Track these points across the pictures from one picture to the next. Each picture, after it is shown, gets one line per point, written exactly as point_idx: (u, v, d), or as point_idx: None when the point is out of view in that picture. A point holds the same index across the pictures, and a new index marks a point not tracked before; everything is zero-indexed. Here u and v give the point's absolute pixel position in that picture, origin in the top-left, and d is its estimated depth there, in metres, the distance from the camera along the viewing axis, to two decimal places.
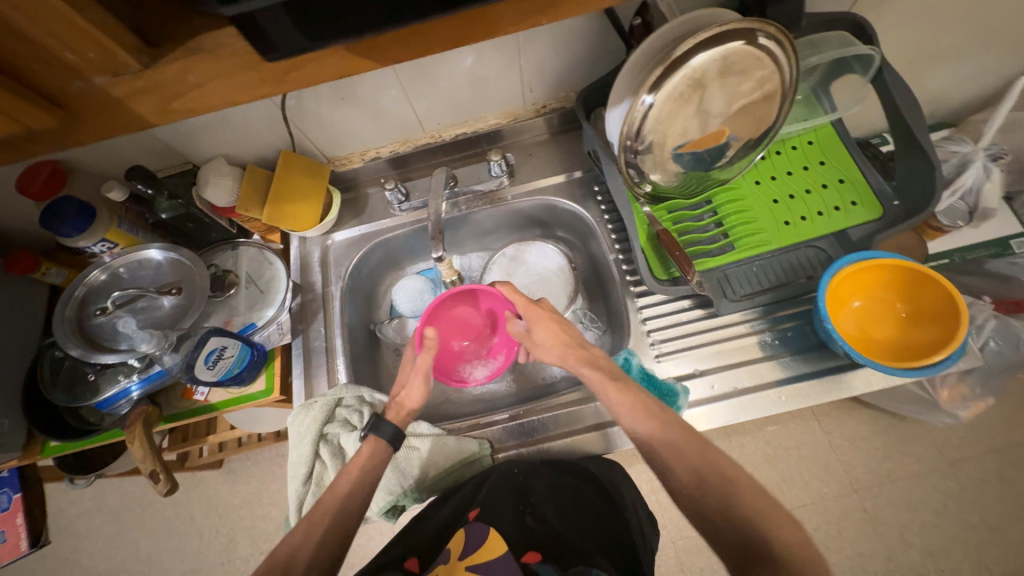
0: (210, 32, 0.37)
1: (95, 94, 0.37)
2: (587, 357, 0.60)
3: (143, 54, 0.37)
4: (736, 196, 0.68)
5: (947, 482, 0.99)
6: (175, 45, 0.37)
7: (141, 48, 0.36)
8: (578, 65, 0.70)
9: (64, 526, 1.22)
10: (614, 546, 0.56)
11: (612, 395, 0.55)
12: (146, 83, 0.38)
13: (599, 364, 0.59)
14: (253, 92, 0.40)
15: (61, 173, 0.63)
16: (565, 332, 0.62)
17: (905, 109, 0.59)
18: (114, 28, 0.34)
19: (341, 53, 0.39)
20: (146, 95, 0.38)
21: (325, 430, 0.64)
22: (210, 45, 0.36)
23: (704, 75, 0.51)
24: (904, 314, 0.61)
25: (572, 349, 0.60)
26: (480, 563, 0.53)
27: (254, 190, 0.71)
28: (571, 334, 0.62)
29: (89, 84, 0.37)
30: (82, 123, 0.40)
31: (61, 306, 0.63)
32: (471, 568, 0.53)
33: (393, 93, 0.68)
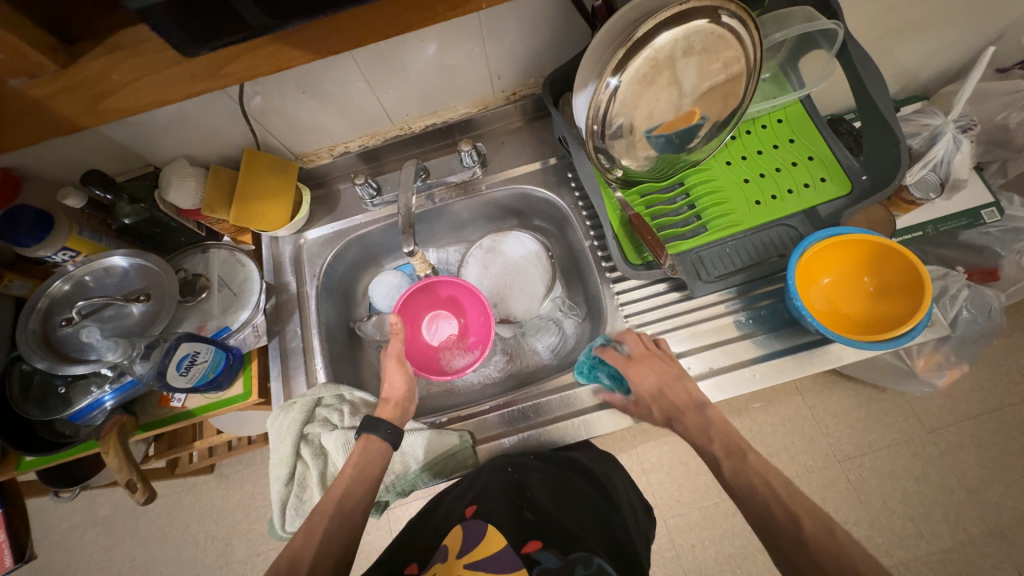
0: (129, 29, 0.39)
1: (15, 95, 0.38)
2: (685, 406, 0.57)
3: (60, 53, 0.38)
4: (708, 177, 0.68)
5: (927, 449, 1.02)
6: (96, 41, 0.39)
7: (57, 48, 0.38)
8: (545, 50, 0.69)
9: (56, 540, 1.21)
10: (604, 529, 0.60)
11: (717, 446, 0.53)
12: (69, 81, 0.38)
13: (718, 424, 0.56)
14: (182, 89, 0.40)
15: (14, 180, 0.61)
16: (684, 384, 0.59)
17: (870, 83, 0.59)
18: (24, 28, 0.35)
19: (275, 43, 0.38)
20: (70, 94, 0.39)
21: (305, 430, 0.64)
22: (130, 41, 0.38)
23: (667, 55, 0.50)
24: (872, 287, 0.61)
25: (690, 407, 0.57)
26: (481, 559, 0.55)
27: (219, 190, 0.69)
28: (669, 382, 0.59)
29: (6, 86, 0.38)
30: (8, 128, 0.39)
31: (23, 319, 0.61)
32: (471, 565, 0.55)
33: (358, 86, 0.66)
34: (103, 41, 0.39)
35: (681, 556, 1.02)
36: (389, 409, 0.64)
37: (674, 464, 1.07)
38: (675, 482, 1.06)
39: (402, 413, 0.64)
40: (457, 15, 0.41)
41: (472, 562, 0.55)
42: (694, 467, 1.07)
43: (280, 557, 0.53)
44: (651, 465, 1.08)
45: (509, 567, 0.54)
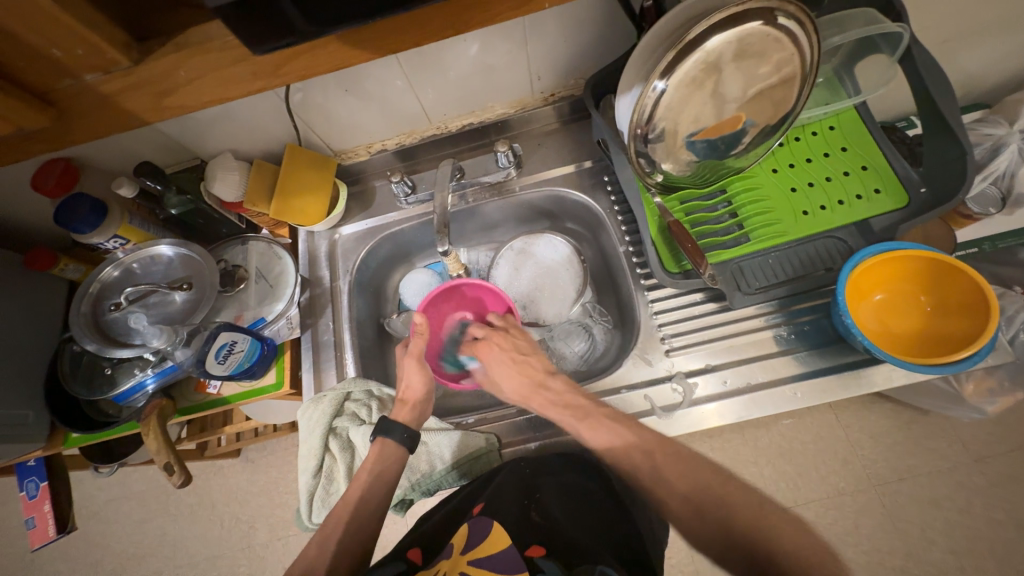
0: (199, 26, 0.39)
1: (88, 90, 0.40)
2: (548, 397, 0.58)
3: (132, 50, 0.39)
4: (752, 185, 0.66)
5: (972, 478, 0.96)
6: (163, 39, 0.40)
7: (129, 44, 0.39)
8: (589, 51, 0.68)
9: (93, 511, 1.26)
10: (622, 549, 0.53)
11: (585, 433, 0.54)
12: (136, 78, 0.40)
13: (564, 403, 0.57)
14: (246, 86, 0.41)
15: (74, 169, 0.64)
16: (530, 366, 0.61)
17: (935, 90, 0.55)
18: (102, 25, 0.37)
19: (336, 42, 0.39)
20: (137, 90, 0.40)
21: (334, 424, 0.65)
22: (197, 38, 0.39)
23: (718, 58, 0.48)
24: (930, 306, 0.58)
25: (533, 391, 0.59)
26: (484, 557, 0.49)
27: (261, 185, 0.71)
28: (530, 372, 0.61)
29: (80, 81, 0.39)
30: (76, 122, 0.42)
31: (77, 302, 0.64)
32: (474, 563, 0.49)
33: (399, 84, 0.67)
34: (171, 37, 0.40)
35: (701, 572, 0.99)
36: (406, 410, 0.63)
37: None
38: None
39: (418, 413, 0.63)
40: (513, 16, 0.41)
41: (472, 560, 0.49)
42: None
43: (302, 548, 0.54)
44: None
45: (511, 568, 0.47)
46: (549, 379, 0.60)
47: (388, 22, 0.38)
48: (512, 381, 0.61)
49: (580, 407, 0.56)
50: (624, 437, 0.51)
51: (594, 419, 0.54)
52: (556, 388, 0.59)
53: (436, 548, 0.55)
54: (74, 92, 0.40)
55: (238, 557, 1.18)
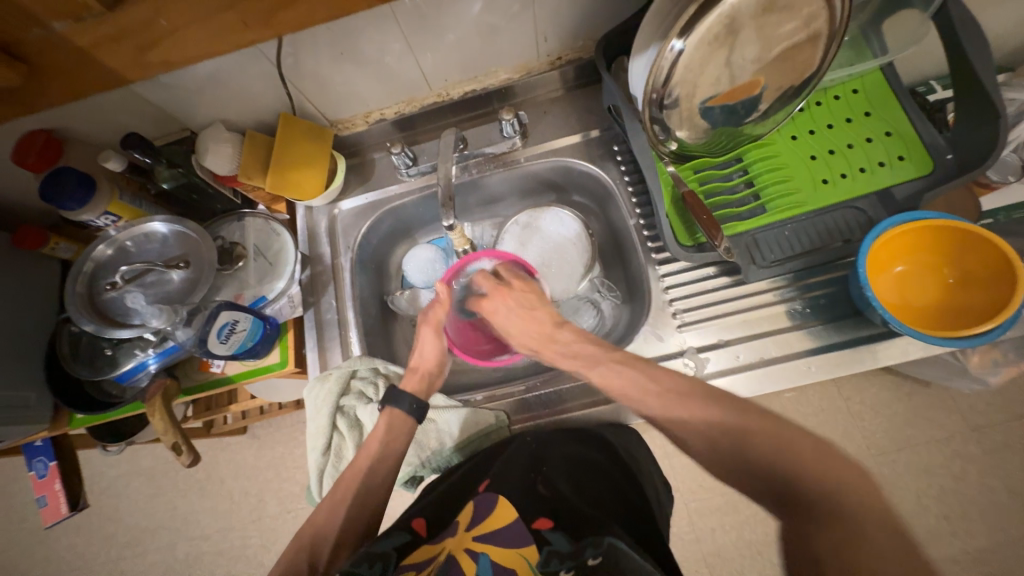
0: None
1: None
2: (559, 347, 0.56)
3: None
4: (770, 153, 0.63)
5: (970, 448, 0.97)
6: None
7: None
8: (598, 9, 0.64)
9: (104, 488, 1.28)
10: (629, 513, 0.54)
11: (592, 376, 0.52)
12: None
13: (574, 353, 0.55)
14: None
15: (56, 142, 0.61)
16: (537, 319, 0.60)
17: (971, 47, 0.52)
18: None
19: None
20: None
21: (341, 402, 0.64)
22: None
23: (742, 14, 0.45)
24: (952, 279, 0.57)
25: (543, 344, 0.58)
26: (490, 531, 0.50)
27: (255, 157, 0.68)
28: (539, 324, 0.59)
29: None
30: None
31: (71, 282, 0.62)
32: (480, 539, 0.50)
33: (396, 48, 0.63)
34: None
35: (701, 539, 1.01)
36: (415, 379, 0.63)
37: None
38: (699, 467, 1.04)
39: (428, 385, 0.63)
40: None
41: (478, 537, 0.50)
42: None
43: (310, 531, 0.53)
44: (674, 449, 1.05)
45: (518, 542, 0.49)
46: (557, 330, 0.58)
47: None
48: (522, 334, 0.60)
49: (591, 355, 0.53)
50: (636, 381, 0.48)
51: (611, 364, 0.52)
52: (567, 339, 0.57)
53: (443, 520, 0.54)
54: None
55: (248, 529, 1.21)
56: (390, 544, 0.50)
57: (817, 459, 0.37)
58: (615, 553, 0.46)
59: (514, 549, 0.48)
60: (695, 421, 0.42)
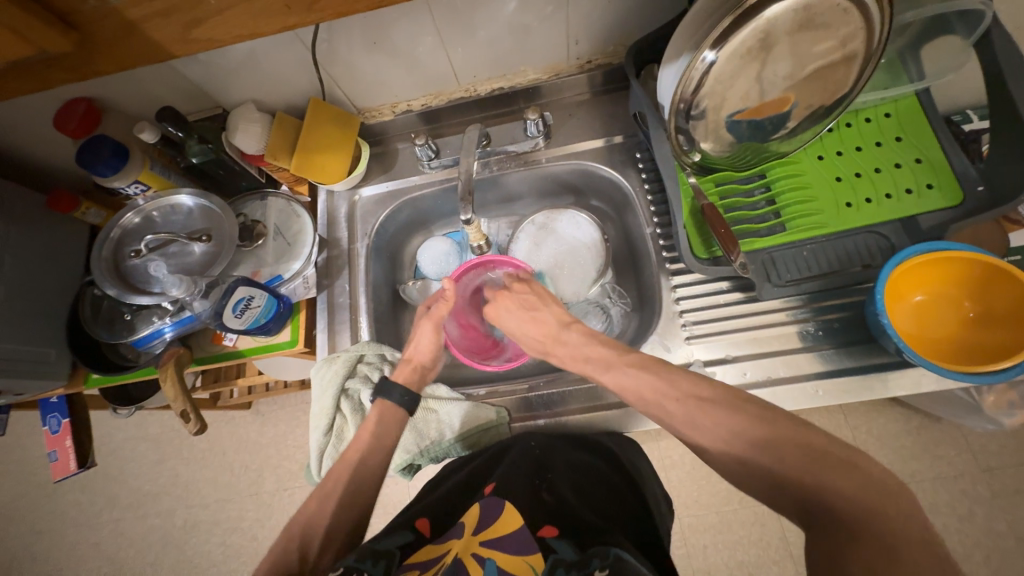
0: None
1: (112, 14, 0.36)
2: (566, 349, 0.57)
3: None
4: (794, 171, 0.63)
5: (977, 488, 0.94)
6: None
7: None
8: (631, 16, 0.64)
9: (111, 449, 1.32)
10: (632, 527, 0.53)
11: (603, 376, 0.53)
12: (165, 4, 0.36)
13: (584, 356, 0.55)
14: (279, 21, 0.38)
15: (96, 110, 0.63)
16: (545, 320, 0.60)
17: (1012, 78, 0.51)
18: None
19: None
20: (164, 18, 0.37)
21: (346, 384, 0.65)
22: None
23: (777, 29, 0.45)
24: (972, 313, 0.56)
25: (552, 345, 0.59)
26: (495, 538, 0.49)
27: (283, 139, 0.70)
28: (546, 325, 0.60)
29: (104, 4, 0.35)
30: (90, 48, 0.38)
31: (98, 246, 0.64)
32: (485, 544, 0.48)
33: (429, 41, 0.64)
34: None
35: (692, 555, 1.00)
36: (407, 370, 0.64)
37: (697, 465, 1.03)
38: (696, 482, 1.03)
39: (420, 377, 0.64)
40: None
41: (484, 541, 0.49)
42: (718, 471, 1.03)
43: (304, 512, 0.54)
44: (672, 461, 1.04)
45: (522, 549, 0.47)
46: (566, 332, 0.58)
47: None
48: (530, 336, 0.60)
49: (602, 357, 0.54)
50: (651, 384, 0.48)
51: (615, 368, 0.51)
52: (575, 340, 0.57)
53: (446, 522, 0.54)
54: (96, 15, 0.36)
55: (246, 503, 1.23)
56: (392, 544, 0.49)
57: (831, 473, 0.36)
58: (620, 565, 0.42)
59: (518, 556, 0.47)
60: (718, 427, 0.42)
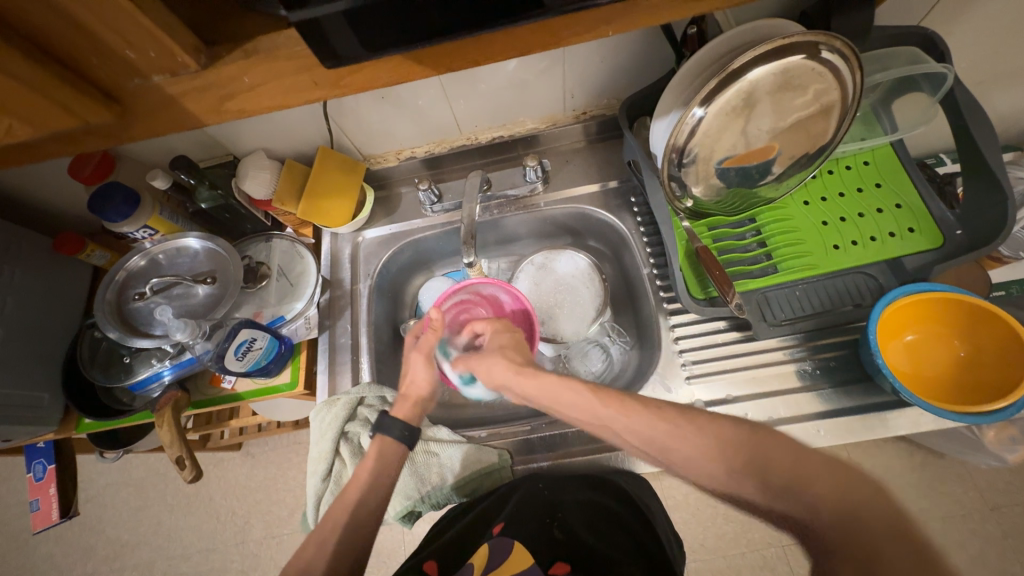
0: (269, 35, 0.35)
1: (155, 92, 0.35)
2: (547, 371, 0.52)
3: (201, 55, 0.35)
4: (782, 216, 0.66)
5: (987, 528, 0.91)
6: (232, 45, 0.35)
7: (199, 49, 0.34)
8: (624, 73, 0.68)
9: (91, 495, 1.26)
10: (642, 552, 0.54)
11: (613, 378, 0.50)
12: (203, 82, 0.35)
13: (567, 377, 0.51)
14: (305, 96, 0.37)
15: (110, 159, 0.65)
16: (510, 355, 0.57)
17: (976, 131, 0.55)
18: (176, 29, 0.33)
19: (396, 59, 0.35)
20: (200, 93, 0.36)
21: (345, 427, 0.65)
22: (268, 48, 0.34)
23: (758, 89, 0.48)
24: (963, 351, 0.57)
25: (512, 380, 0.54)
26: None
27: (291, 185, 0.72)
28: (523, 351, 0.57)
29: (148, 83, 0.35)
30: (138, 122, 0.37)
31: (102, 290, 0.65)
32: None
33: (433, 94, 0.67)
34: (240, 42, 0.35)
35: None
36: (406, 406, 0.62)
37: (700, 505, 1.01)
38: (701, 524, 1.00)
39: (420, 411, 0.62)
40: (580, 42, 0.37)
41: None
42: (723, 511, 1.00)
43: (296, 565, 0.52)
44: (674, 502, 1.02)
45: None
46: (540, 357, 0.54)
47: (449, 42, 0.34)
48: (489, 372, 0.56)
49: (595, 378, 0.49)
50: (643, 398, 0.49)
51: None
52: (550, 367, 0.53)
53: (455, 562, 0.55)
54: (141, 93, 0.35)
55: (231, 552, 1.17)
56: None
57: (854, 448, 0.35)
58: None
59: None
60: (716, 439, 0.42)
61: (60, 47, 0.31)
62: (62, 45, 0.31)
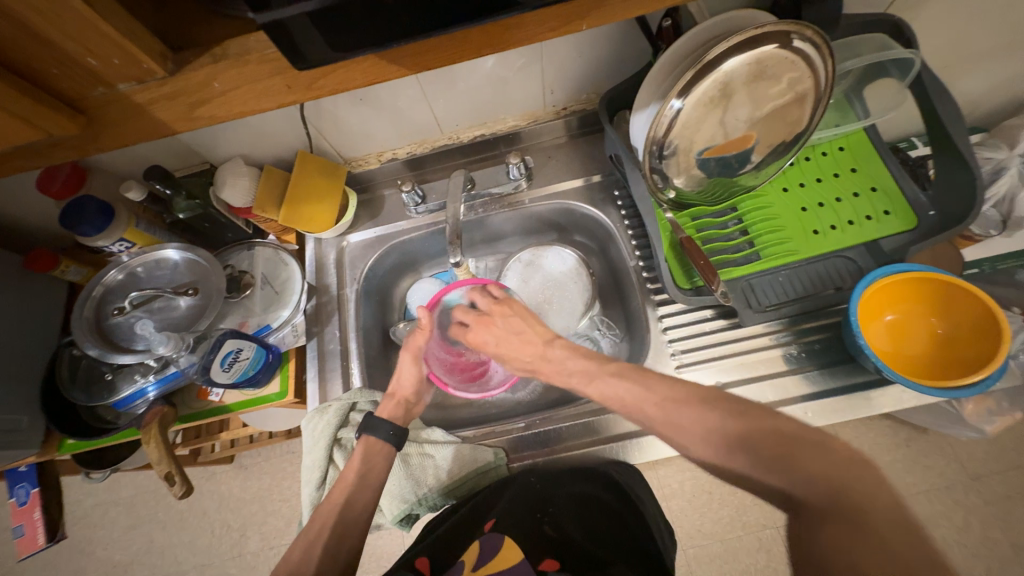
0: (238, 38, 0.34)
1: (122, 101, 0.34)
2: (553, 364, 0.58)
3: (168, 61, 0.34)
4: (763, 204, 0.67)
5: (970, 498, 0.94)
6: (201, 51, 0.34)
7: (166, 55, 0.34)
8: (602, 68, 0.69)
9: (79, 517, 1.23)
10: (634, 554, 0.53)
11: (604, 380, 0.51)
12: (172, 90, 0.34)
13: (570, 370, 0.56)
14: (279, 101, 0.37)
15: (81, 171, 0.63)
16: (529, 339, 0.60)
17: (944, 114, 0.56)
18: (141, 35, 0.32)
19: (371, 60, 0.35)
20: (170, 100, 0.35)
21: (338, 435, 0.64)
22: (237, 52, 0.34)
23: (734, 79, 0.49)
24: (940, 330, 0.59)
25: (540, 363, 0.59)
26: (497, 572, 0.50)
27: (271, 191, 0.71)
28: (532, 342, 0.60)
29: (115, 91, 0.34)
30: (107, 132, 0.36)
31: (79, 306, 0.63)
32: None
33: (412, 94, 0.67)
34: (209, 47, 0.34)
35: None
36: (391, 405, 0.62)
37: (695, 492, 1.02)
38: (697, 511, 1.01)
39: (405, 411, 0.63)
40: (555, 37, 0.37)
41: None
42: (717, 496, 1.02)
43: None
44: (670, 490, 1.03)
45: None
46: (550, 348, 0.59)
47: (423, 41, 0.34)
48: (518, 357, 0.61)
49: (587, 369, 0.54)
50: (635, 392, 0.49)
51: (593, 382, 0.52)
52: (559, 356, 0.57)
53: (446, 557, 0.53)
54: (109, 102, 0.34)
55: (227, 567, 1.15)
56: None
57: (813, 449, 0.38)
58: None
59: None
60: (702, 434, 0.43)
61: (20, 59, 0.30)
62: (18, 54, 0.30)
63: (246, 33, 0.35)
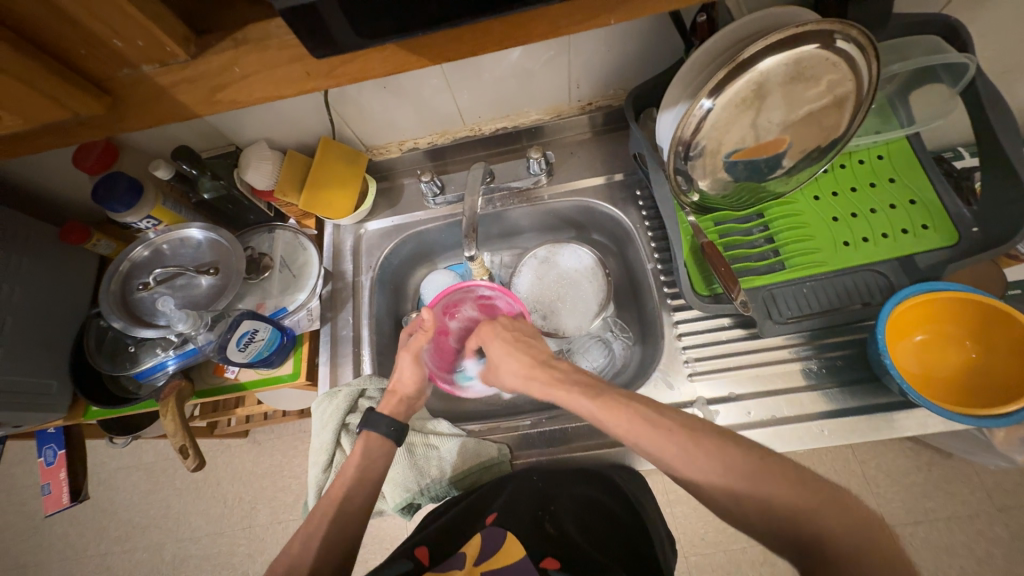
0: (260, 23, 0.34)
1: (145, 83, 0.35)
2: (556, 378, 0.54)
3: (191, 44, 0.34)
4: (792, 212, 0.64)
5: (993, 529, 0.89)
6: (224, 34, 0.35)
7: (189, 38, 0.34)
8: (630, 63, 0.67)
9: (103, 478, 1.29)
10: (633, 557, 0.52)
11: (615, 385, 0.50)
12: (194, 73, 0.35)
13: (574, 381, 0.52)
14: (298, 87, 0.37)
15: (114, 148, 0.65)
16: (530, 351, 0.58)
17: (997, 124, 0.53)
18: (164, 17, 0.32)
19: (393, 49, 0.35)
20: (192, 84, 0.35)
21: (347, 419, 0.65)
22: (259, 37, 0.34)
23: (769, 80, 0.46)
24: (974, 353, 0.56)
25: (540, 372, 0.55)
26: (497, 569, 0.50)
27: (292, 175, 0.72)
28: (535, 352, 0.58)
29: (138, 73, 0.34)
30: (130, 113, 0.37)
31: (107, 280, 0.65)
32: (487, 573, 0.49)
33: (436, 84, 0.66)
34: (232, 31, 0.35)
35: None
36: (393, 402, 0.62)
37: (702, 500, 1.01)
38: (702, 519, 1.00)
39: (407, 407, 0.63)
40: (580, 30, 0.35)
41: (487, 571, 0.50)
42: None
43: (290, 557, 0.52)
44: (676, 496, 1.02)
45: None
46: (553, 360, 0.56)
47: (448, 31, 0.33)
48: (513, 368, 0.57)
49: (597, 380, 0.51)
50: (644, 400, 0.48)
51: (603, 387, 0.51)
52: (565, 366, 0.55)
53: (447, 548, 0.54)
54: (133, 83, 0.35)
55: (237, 536, 1.20)
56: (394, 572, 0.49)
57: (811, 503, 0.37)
58: None
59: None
60: (710, 447, 0.41)
61: (48, 38, 0.31)
62: (47, 34, 0.30)
63: (270, 18, 0.35)
